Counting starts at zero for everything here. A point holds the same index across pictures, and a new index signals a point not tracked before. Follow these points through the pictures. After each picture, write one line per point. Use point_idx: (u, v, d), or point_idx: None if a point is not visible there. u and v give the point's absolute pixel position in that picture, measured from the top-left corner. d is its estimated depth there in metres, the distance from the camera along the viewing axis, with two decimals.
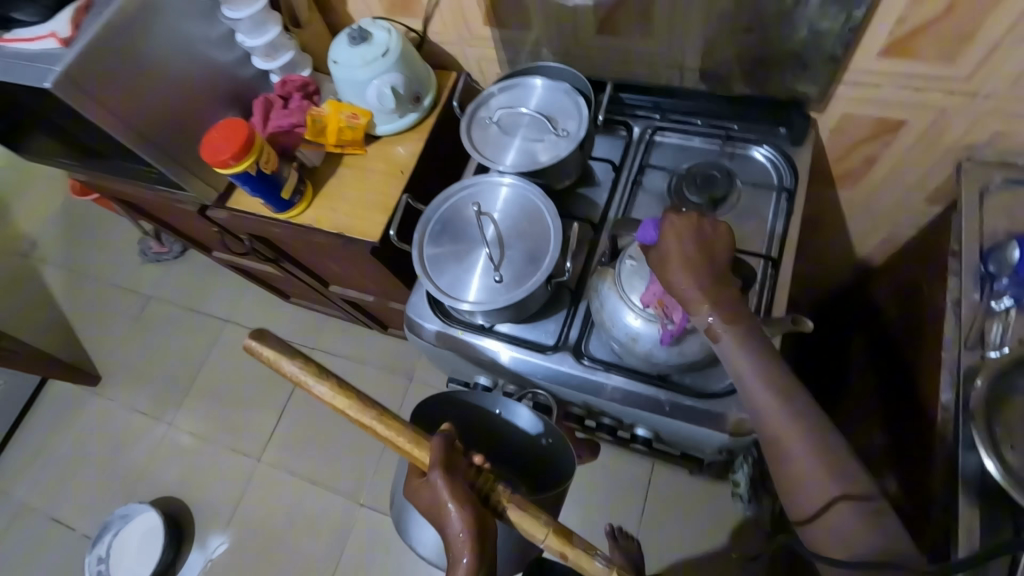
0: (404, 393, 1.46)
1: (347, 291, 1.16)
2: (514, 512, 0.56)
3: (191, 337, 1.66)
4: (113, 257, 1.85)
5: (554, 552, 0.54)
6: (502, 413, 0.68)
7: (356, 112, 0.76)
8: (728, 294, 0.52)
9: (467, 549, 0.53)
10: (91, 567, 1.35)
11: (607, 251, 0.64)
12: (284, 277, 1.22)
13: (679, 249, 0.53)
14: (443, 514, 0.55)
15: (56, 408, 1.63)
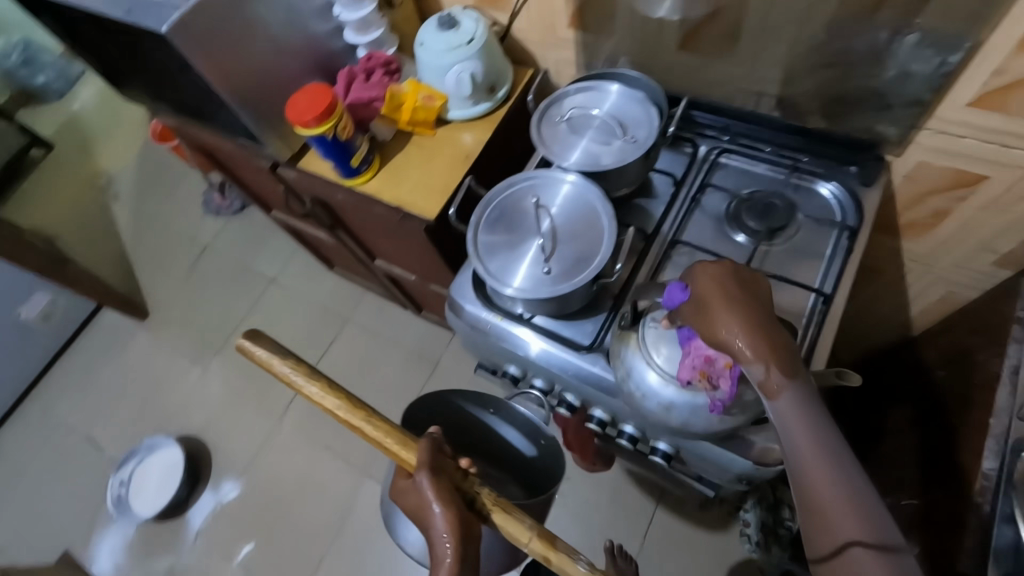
0: (427, 377, 1.49)
1: (391, 268, 1.19)
2: (499, 515, 0.55)
3: (237, 289, 1.74)
4: (178, 204, 1.96)
5: (538, 555, 0.54)
6: (496, 411, 0.71)
7: (433, 94, 0.79)
8: (781, 347, 0.48)
9: (454, 551, 0.52)
10: (113, 489, 1.42)
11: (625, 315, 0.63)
12: (334, 245, 1.26)
13: (722, 293, 0.51)
14: (430, 516, 0.53)
15: (105, 335, 1.73)
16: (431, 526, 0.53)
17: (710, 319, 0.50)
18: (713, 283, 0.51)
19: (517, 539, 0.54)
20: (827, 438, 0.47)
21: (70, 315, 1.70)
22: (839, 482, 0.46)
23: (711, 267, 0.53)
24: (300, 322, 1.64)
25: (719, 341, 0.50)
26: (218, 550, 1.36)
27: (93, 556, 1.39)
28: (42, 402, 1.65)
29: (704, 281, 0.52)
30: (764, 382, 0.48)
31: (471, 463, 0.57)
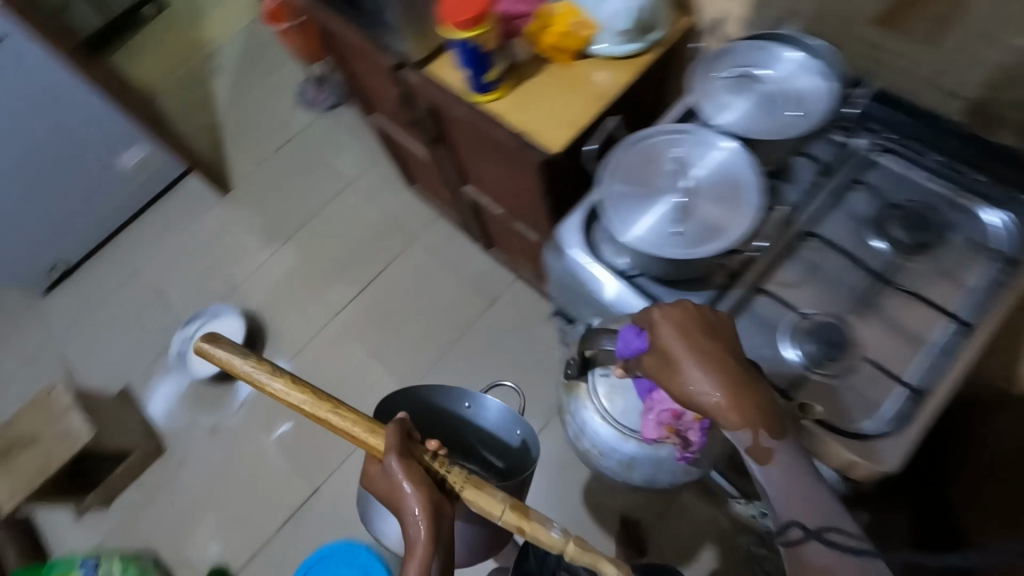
0: (481, 313, 1.51)
1: (479, 197, 1.18)
2: (470, 493, 0.67)
3: (315, 184, 1.77)
4: (274, 88, 1.98)
5: (511, 524, 0.65)
6: (472, 405, 0.93)
7: (586, 22, 0.74)
8: (753, 404, 0.53)
9: (426, 528, 0.62)
10: (177, 343, 1.52)
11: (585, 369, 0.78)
12: (426, 162, 1.26)
13: (688, 348, 0.55)
14: (404, 497, 0.63)
15: (188, 200, 1.81)
16: (406, 508, 0.63)
17: (684, 381, 0.55)
18: (680, 338, 0.55)
19: (489, 512, 0.66)
20: (796, 461, 0.54)
21: (161, 173, 1.77)
22: (812, 484, 0.53)
23: (671, 313, 0.57)
24: (370, 230, 1.67)
25: (708, 409, 0.53)
26: (259, 423, 1.44)
27: (150, 397, 1.51)
28: (124, 248, 1.76)
29: (673, 337, 0.56)
30: (752, 446, 0.53)
31: (438, 446, 0.69)
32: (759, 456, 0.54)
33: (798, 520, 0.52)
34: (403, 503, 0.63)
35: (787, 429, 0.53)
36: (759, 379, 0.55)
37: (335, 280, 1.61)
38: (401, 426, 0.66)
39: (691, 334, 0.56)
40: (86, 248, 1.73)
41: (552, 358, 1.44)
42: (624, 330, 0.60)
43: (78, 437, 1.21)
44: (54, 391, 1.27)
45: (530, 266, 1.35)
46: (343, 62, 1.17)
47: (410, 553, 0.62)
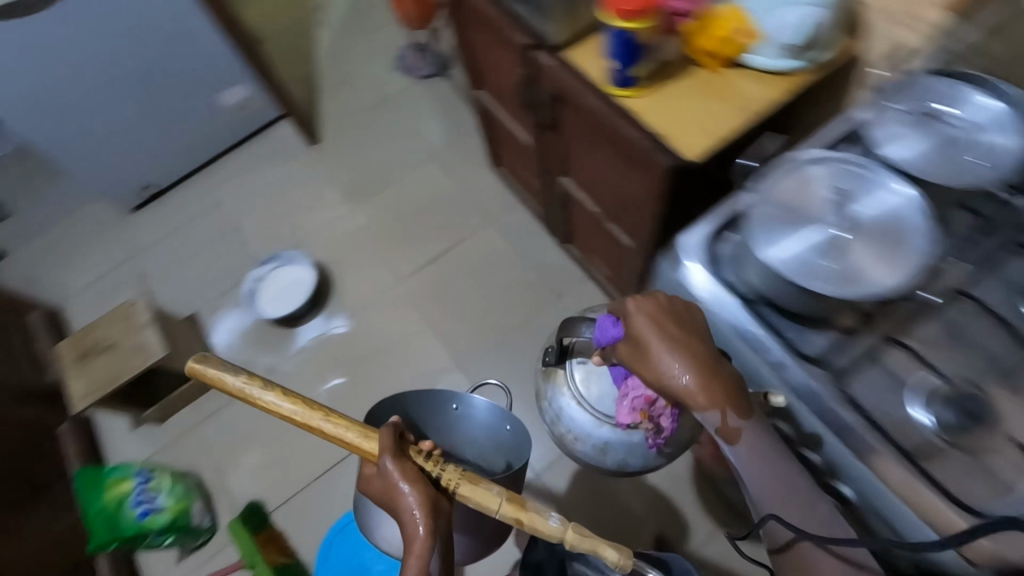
0: (546, 306, 1.49)
1: (574, 191, 1.16)
2: (465, 489, 0.68)
3: (400, 150, 1.78)
4: (374, 48, 1.99)
5: (507, 519, 0.66)
6: (458, 405, 0.96)
7: (749, 31, 0.70)
8: (715, 381, 0.60)
9: (425, 523, 0.64)
10: (248, 282, 1.55)
11: (557, 351, 0.96)
12: (524, 147, 1.25)
13: (659, 334, 0.63)
14: (401, 497, 0.66)
15: (276, 144, 1.85)
16: (405, 507, 0.65)
17: (657, 365, 0.62)
18: (648, 324, 0.63)
19: (486, 507, 0.67)
20: (764, 440, 0.60)
21: (257, 114, 1.82)
22: (784, 463, 0.60)
23: (645, 303, 0.65)
24: (447, 205, 1.67)
25: (674, 388, 0.61)
26: (313, 371, 1.48)
27: (215, 328, 1.56)
28: (211, 181, 1.82)
29: (643, 322, 0.64)
30: (721, 426, 0.60)
31: (429, 446, 0.71)
32: (731, 437, 0.60)
33: (773, 514, 0.59)
34: (401, 502, 0.65)
35: (751, 409, 0.59)
36: (726, 363, 0.62)
37: (405, 247, 1.63)
38: (393, 428, 0.68)
39: (664, 320, 0.63)
40: (177, 174, 1.80)
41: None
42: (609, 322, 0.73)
43: (151, 353, 1.26)
44: (135, 306, 1.32)
45: (606, 269, 1.33)
46: (466, 32, 1.16)
47: (409, 554, 0.64)
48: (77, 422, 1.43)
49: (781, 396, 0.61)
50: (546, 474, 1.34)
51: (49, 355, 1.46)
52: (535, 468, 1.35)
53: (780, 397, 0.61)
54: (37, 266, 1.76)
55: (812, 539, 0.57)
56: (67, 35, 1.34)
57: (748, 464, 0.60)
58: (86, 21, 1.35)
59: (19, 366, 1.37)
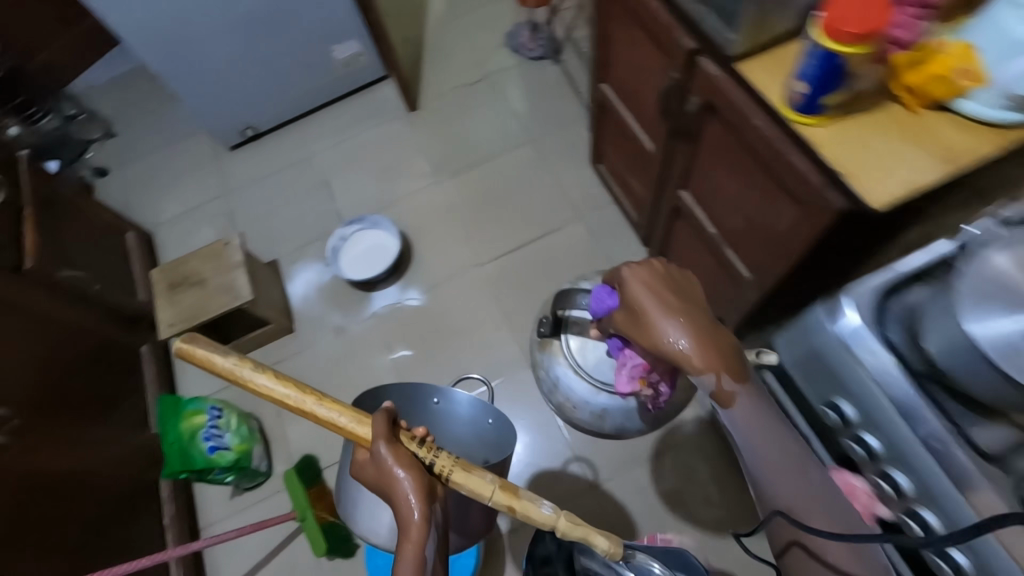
0: None
1: (689, 207, 1.10)
2: (459, 476, 0.63)
3: (498, 130, 1.74)
4: (486, 20, 1.94)
5: (500, 506, 0.62)
6: (440, 399, 0.98)
7: (971, 73, 0.62)
8: (710, 341, 0.59)
9: (419, 510, 0.60)
10: (332, 240, 1.55)
11: (551, 323, 1.11)
12: (642, 152, 1.18)
13: (655, 300, 0.63)
14: (395, 484, 0.61)
15: (375, 105, 1.84)
16: (399, 492, 0.60)
17: (654, 329, 0.61)
18: (643, 289, 0.64)
19: (478, 496, 0.63)
20: (760, 408, 0.60)
21: (362, 72, 1.81)
22: (783, 433, 0.59)
23: (639, 270, 0.66)
24: (538, 194, 1.62)
25: (664, 350, 0.61)
26: (381, 338, 1.49)
27: (293, 278, 1.59)
28: (308, 131, 1.83)
29: (639, 289, 0.64)
30: (716, 390, 0.59)
31: (426, 431, 0.65)
32: (727, 400, 0.59)
33: (779, 511, 0.57)
34: (394, 488, 0.60)
35: (747, 371, 0.58)
36: (722, 328, 0.61)
37: (489, 230, 1.60)
38: (389, 412, 0.63)
39: (661, 284, 0.64)
40: (277, 120, 1.82)
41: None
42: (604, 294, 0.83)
43: (238, 295, 1.30)
44: (229, 246, 1.35)
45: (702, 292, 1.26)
46: (608, 22, 1.10)
47: (404, 543, 0.59)
48: (158, 346, 1.48)
49: (772, 353, 0.73)
50: (600, 488, 1.31)
51: (141, 277, 1.52)
52: (593, 480, 1.32)
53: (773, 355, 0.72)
54: (137, 187, 1.83)
55: (818, 536, 0.55)
56: None
57: (749, 444, 0.59)
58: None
59: (115, 283, 1.42)
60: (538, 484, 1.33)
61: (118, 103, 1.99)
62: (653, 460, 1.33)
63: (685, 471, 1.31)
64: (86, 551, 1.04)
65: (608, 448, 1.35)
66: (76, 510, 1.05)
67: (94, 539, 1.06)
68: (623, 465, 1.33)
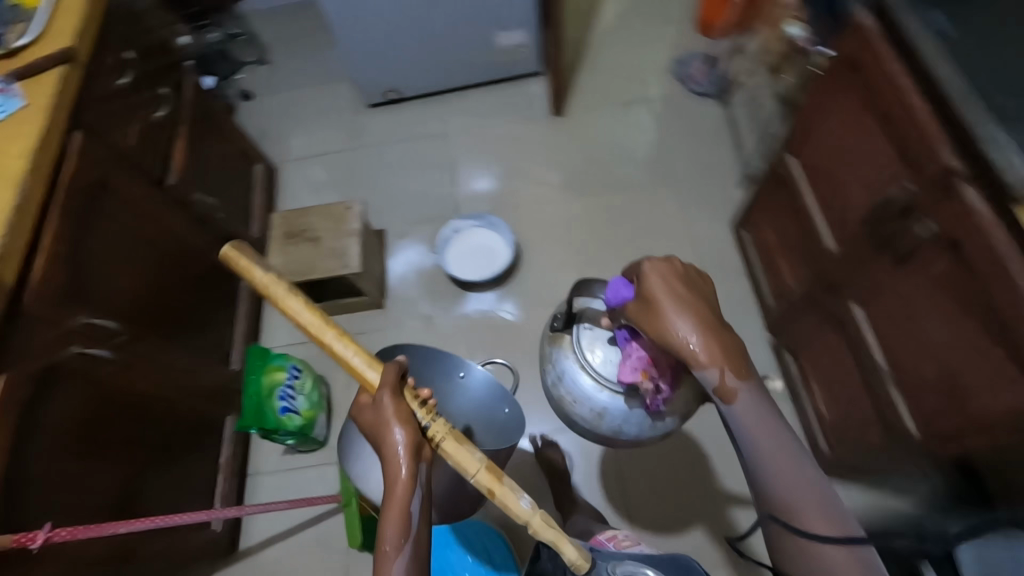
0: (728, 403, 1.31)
1: (858, 325, 0.95)
2: (450, 446, 0.65)
3: (640, 160, 1.63)
4: (657, 40, 1.82)
5: (481, 486, 0.63)
6: (464, 374, 1.04)
7: None
8: (716, 336, 0.65)
9: (407, 467, 0.63)
10: (445, 231, 1.49)
11: (563, 316, 0.88)
12: (815, 245, 1.05)
13: (669, 292, 0.66)
14: (389, 439, 0.64)
15: (520, 100, 1.77)
16: (390, 446, 0.64)
17: (664, 320, 0.65)
18: (657, 278, 0.66)
19: (464, 469, 0.64)
20: (758, 406, 0.65)
21: (518, 64, 1.74)
22: (778, 427, 0.64)
23: (657, 264, 0.69)
24: (665, 242, 1.51)
25: (672, 337, 0.65)
26: (465, 342, 1.44)
27: (395, 255, 1.56)
28: (447, 109, 1.79)
29: (654, 279, 0.67)
30: (719, 385, 0.64)
31: (429, 393, 0.68)
32: (727, 396, 0.64)
33: (774, 516, 0.61)
34: (387, 442, 0.64)
35: (751, 371, 0.63)
36: (728, 328, 0.66)
37: (603, 265, 1.50)
38: (401, 364, 0.67)
39: (674, 277, 0.67)
40: (421, 90, 1.79)
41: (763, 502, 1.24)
42: (618, 279, 0.72)
43: (347, 264, 1.27)
44: (351, 212, 1.33)
45: (828, 410, 1.12)
46: (828, 96, 0.96)
47: (390, 498, 0.63)
48: None
49: None
50: None
51: (258, 213, 1.54)
52: None
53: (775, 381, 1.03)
54: (273, 120, 1.85)
55: (818, 542, 0.58)
56: None
57: (751, 432, 0.63)
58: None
59: (235, 214, 1.44)
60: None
61: (278, 33, 2.02)
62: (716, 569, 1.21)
63: None
64: (151, 476, 1.05)
65: (667, 537, 1.24)
66: (150, 432, 1.06)
67: (158, 466, 1.07)
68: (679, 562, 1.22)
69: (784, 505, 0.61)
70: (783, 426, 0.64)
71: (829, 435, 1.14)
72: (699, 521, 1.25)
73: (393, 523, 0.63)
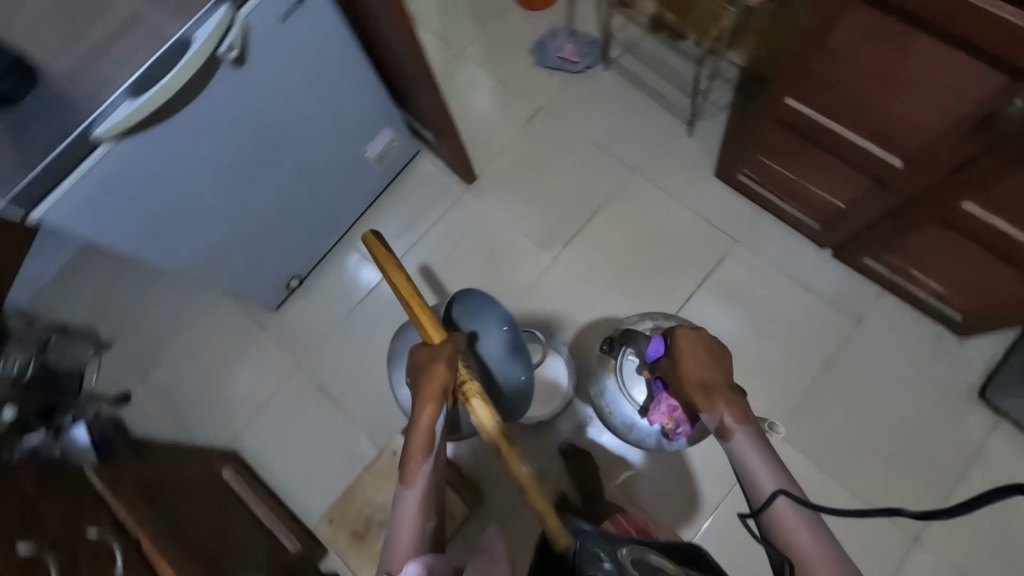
0: (846, 333, 1.30)
1: (988, 218, 0.96)
2: (479, 408, 0.88)
3: (586, 170, 1.48)
4: (499, 39, 1.60)
5: (496, 442, 0.88)
6: (507, 328, 1.06)
7: None
8: (719, 394, 0.75)
9: (434, 398, 0.81)
10: None
11: (608, 344, 1.03)
12: (894, 170, 1.01)
13: (693, 353, 0.79)
14: (438, 369, 0.83)
15: (426, 188, 1.52)
16: (434, 375, 0.83)
17: (686, 374, 0.79)
18: (682, 341, 0.81)
19: (484, 425, 0.88)
20: (754, 442, 0.72)
21: (399, 158, 1.47)
22: (766, 454, 0.71)
23: (689, 331, 0.82)
24: (675, 234, 1.40)
25: (692, 390, 0.77)
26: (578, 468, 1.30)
27: None
28: (361, 254, 1.50)
29: (683, 342, 0.81)
30: (718, 426, 0.74)
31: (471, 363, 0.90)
32: (726, 434, 0.74)
33: (782, 492, 0.66)
34: (436, 370, 0.83)
35: (747, 419, 0.73)
36: (741, 397, 0.77)
37: (655, 296, 1.37)
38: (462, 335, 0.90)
39: (701, 344, 0.80)
40: (317, 254, 1.47)
41: (945, 396, 1.25)
42: (658, 342, 0.86)
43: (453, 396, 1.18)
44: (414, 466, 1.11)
45: (951, 285, 1.16)
46: (864, 38, 0.87)
47: (421, 414, 0.81)
48: None
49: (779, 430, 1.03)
50: (916, 522, 1.20)
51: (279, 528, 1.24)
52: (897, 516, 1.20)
53: (787, 436, 1.01)
54: (185, 403, 1.44)
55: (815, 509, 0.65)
56: (226, 126, 0.98)
57: (742, 454, 0.71)
58: (250, 90, 0.97)
59: (268, 555, 1.12)
60: (852, 552, 1.21)
61: (90, 302, 1.52)
62: (957, 471, 1.21)
63: (998, 472, 1.20)
64: None
65: (908, 488, 1.22)
66: None
67: None
68: (921, 495, 1.21)
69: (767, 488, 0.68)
70: (782, 468, 0.70)
71: (960, 299, 1.17)
72: (908, 450, 1.23)
73: (424, 441, 0.80)
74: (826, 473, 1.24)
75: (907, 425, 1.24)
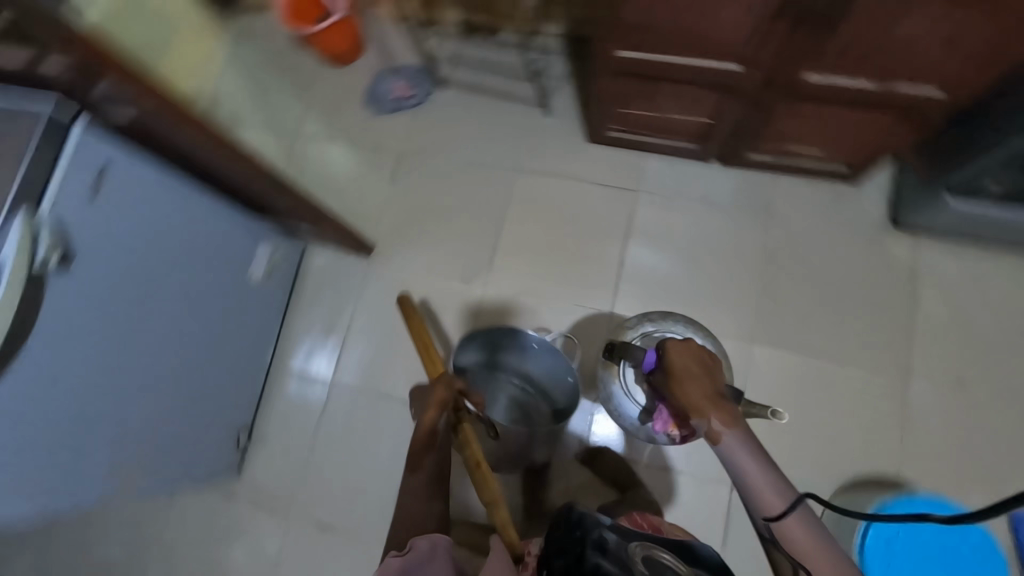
0: (764, 225, 1.36)
1: (829, 80, 1.03)
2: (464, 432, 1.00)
3: (472, 191, 1.45)
4: (330, 106, 1.53)
5: (473, 463, 0.99)
6: (537, 344, 1.14)
7: None
8: (709, 405, 0.76)
9: (437, 410, 0.97)
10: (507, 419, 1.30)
11: (612, 352, 1.01)
12: (734, 73, 1.07)
13: (682, 364, 0.80)
14: (439, 388, 0.98)
15: (330, 279, 1.44)
16: (436, 395, 0.98)
17: (678, 384, 0.79)
18: (675, 354, 0.80)
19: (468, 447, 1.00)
20: (746, 447, 0.75)
21: (287, 265, 1.39)
22: (763, 462, 0.74)
23: (679, 343, 0.81)
24: (580, 210, 1.41)
25: (685, 400, 0.78)
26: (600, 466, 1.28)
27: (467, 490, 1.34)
28: (297, 373, 1.40)
29: (678, 354, 0.80)
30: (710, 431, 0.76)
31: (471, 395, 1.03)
32: (717, 438, 0.76)
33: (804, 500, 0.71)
34: (439, 389, 0.98)
35: (738, 426, 0.75)
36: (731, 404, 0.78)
37: (591, 275, 1.37)
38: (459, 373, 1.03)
39: (692, 357, 0.80)
40: (252, 397, 1.35)
41: (868, 237, 1.34)
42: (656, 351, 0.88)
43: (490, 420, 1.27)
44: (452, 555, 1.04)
45: (825, 145, 1.24)
46: None
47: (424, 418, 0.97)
48: None
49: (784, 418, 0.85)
50: (899, 359, 1.28)
51: None
52: (882, 361, 1.28)
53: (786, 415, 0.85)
54: None
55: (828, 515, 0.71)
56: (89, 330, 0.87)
57: (738, 461, 0.74)
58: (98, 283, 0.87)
59: None
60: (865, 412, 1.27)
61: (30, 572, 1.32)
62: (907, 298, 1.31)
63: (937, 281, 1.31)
64: None
65: (879, 333, 1.30)
66: None
67: None
68: (890, 332, 1.29)
69: (775, 500, 0.72)
70: (778, 470, 0.74)
71: (837, 153, 1.27)
72: (863, 300, 1.31)
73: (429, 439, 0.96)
74: (809, 353, 1.30)
75: (851, 279, 1.33)
